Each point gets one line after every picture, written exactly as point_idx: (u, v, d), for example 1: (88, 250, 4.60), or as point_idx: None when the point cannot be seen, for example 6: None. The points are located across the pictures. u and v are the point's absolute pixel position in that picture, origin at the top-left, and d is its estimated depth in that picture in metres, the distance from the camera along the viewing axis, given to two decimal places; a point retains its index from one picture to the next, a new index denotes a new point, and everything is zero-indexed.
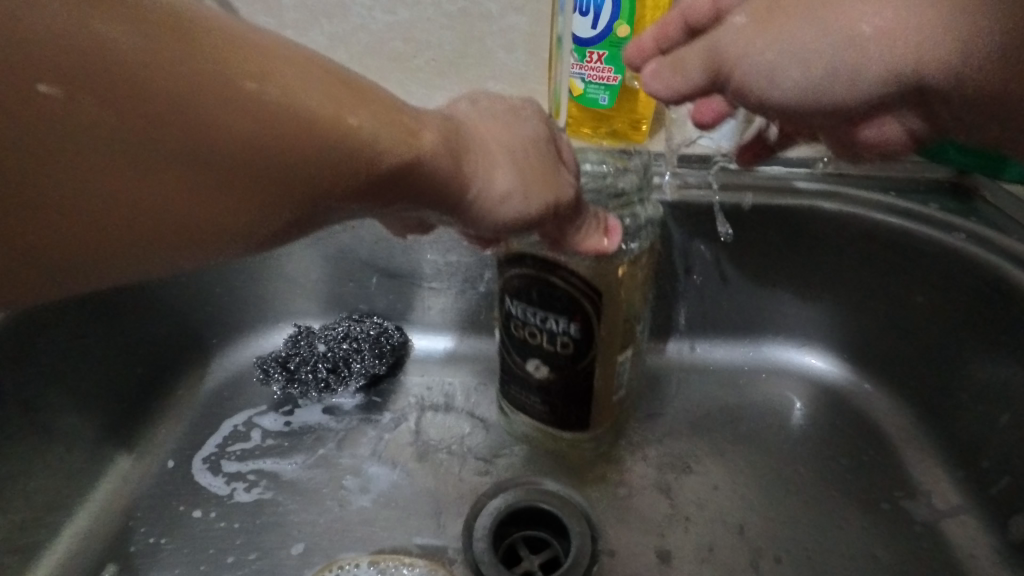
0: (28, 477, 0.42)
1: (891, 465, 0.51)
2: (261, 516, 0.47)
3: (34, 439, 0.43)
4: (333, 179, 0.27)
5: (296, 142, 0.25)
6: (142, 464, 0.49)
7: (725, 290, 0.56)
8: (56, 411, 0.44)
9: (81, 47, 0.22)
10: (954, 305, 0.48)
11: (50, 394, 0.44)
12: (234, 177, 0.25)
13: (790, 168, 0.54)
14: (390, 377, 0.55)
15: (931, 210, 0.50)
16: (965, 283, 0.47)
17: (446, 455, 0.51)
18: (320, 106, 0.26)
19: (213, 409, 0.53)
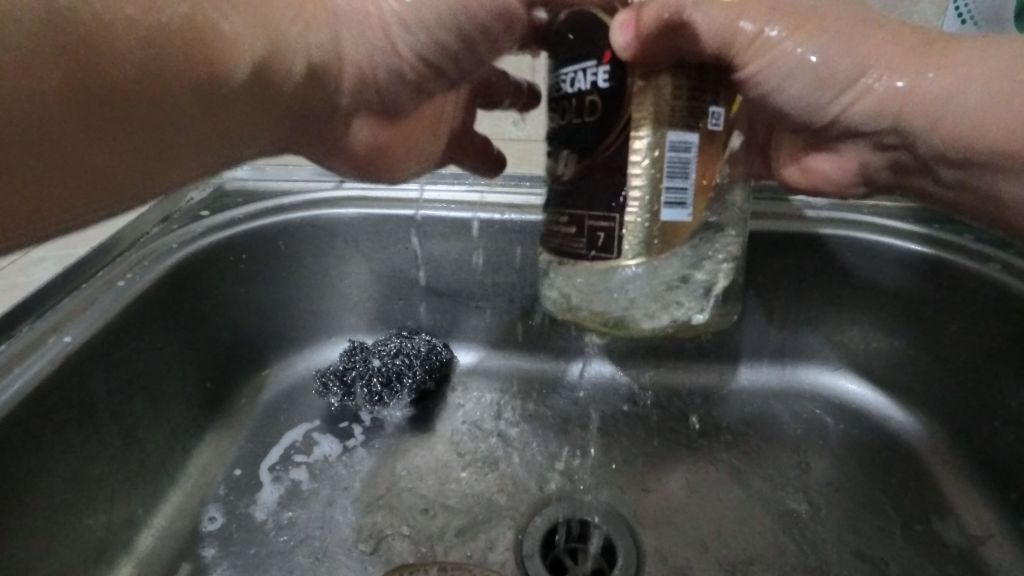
0: (113, 479, 0.45)
1: (927, 489, 0.52)
2: (323, 521, 0.50)
3: (119, 445, 0.45)
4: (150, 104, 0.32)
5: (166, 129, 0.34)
6: (210, 467, 0.52)
7: (760, 313, 0.58)
8: (139, 417, 0.47)
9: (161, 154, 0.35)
10: (996, 333, 0.49)
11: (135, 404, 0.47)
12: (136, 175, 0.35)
13: (827, 199, 0.56)
14: (439, 392, 0.58)
15: (967, 242, 0.52)
16: (1009, 314, 0.48)
17: (495, 467, 0.54)
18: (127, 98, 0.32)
19: (272, 419, 0.56)
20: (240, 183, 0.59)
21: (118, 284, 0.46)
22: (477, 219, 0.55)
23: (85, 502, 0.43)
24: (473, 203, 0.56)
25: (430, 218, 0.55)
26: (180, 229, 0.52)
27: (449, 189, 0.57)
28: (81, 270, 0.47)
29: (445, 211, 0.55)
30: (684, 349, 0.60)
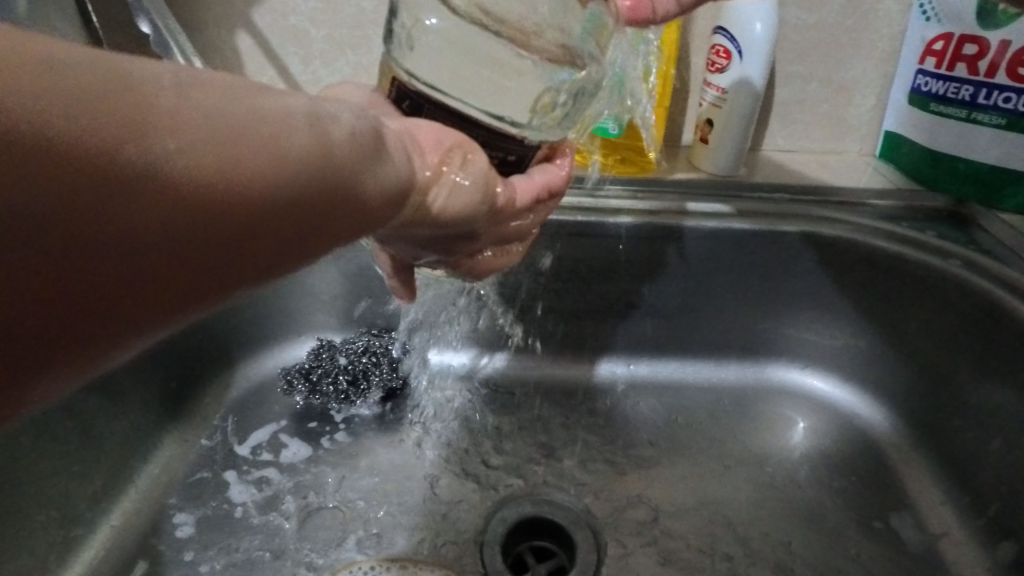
0: (68, 475, 0.45)
1: (890, 484, 0.52)
2: (284, 517, 0.49)
3: (76, 441, 0.45)
4: (194, 247, 0.21)
5: (150, 253, 0.20)
6: (173, 464, 0.52)
7: (728, 311, 0.58)
8: (96, 414, 0.47)
9: (190, 254, 0.21)
10: (959, 329, 0.49)
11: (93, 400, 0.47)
12: (165, 257, 0.20)
13: (794, 196, 0.57)
14: (407, 391, 0.58)
15: (930, 237, 0.52)
16: (970, 312, 0.48)
17: (459, 465, 0.54)
18: (161, 198, 0.20)
19: (240, 416, 0.56)
20: None
21: None
22: None
23: (37, 498, 0.42)
24: None
25: None
26: None
27: None
28: None
29: None
30: (654, 346, 0.60)
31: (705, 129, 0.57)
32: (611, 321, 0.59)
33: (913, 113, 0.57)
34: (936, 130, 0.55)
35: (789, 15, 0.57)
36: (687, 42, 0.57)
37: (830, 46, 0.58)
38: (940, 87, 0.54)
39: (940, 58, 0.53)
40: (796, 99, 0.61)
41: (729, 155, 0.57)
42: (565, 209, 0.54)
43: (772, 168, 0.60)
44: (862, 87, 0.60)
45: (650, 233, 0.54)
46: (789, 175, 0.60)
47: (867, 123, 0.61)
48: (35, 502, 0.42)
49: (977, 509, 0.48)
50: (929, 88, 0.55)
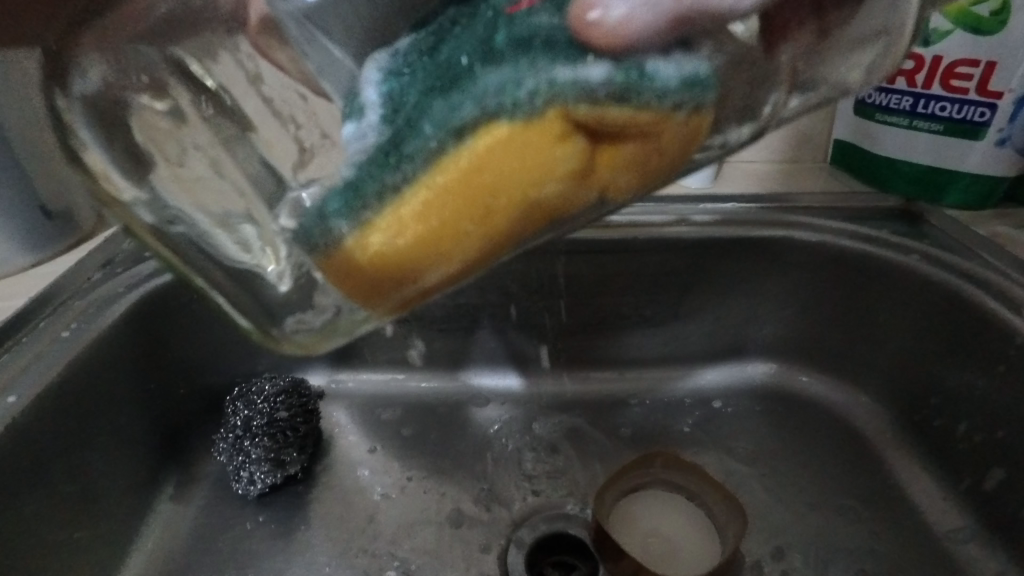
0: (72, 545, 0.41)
1: (876, 465, 0.55)
2: (299, 560, 0.48)
3: (73, 509, 0.41)
4: None
5: None
6: (175, 518, 0.49)
7: (709, 317, 0.61)
8: (93, 474, 0.43)
9: None
10: (925, 314, 0.53)
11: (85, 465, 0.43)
12: None
13: (763, 206, 0.60)
14: (377, 418, 0.59)
15: (887, 235, 0.57)
16: (945, 309, 0.52)
17: (472, 493, 0.54)
18: None
19: (201, 546, 0.48)
20: None
21: (64, 336, 0.43)
22: None
23: (43, 571, 0.39)
24: None
25: None
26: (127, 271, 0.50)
27: None
28: (21, 322, 0.43)
29: None
30: (645, 357, 0.62)
31: None
32: (605, 332, 0.61)
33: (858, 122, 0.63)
34: (883, 137, 0.61)
35: None
36: None
37: None
38: (882, 99, 0.59)
39: None
40: None
41: None
42: None
43: (739, 178, 0.65)
44: None
45: (639, 247, 0.57)
46: (756, 185, 0.64)
47: (819, 132, 0.67)
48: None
49: (953, 476, 0.51)
50: (872, 100, 0.60)
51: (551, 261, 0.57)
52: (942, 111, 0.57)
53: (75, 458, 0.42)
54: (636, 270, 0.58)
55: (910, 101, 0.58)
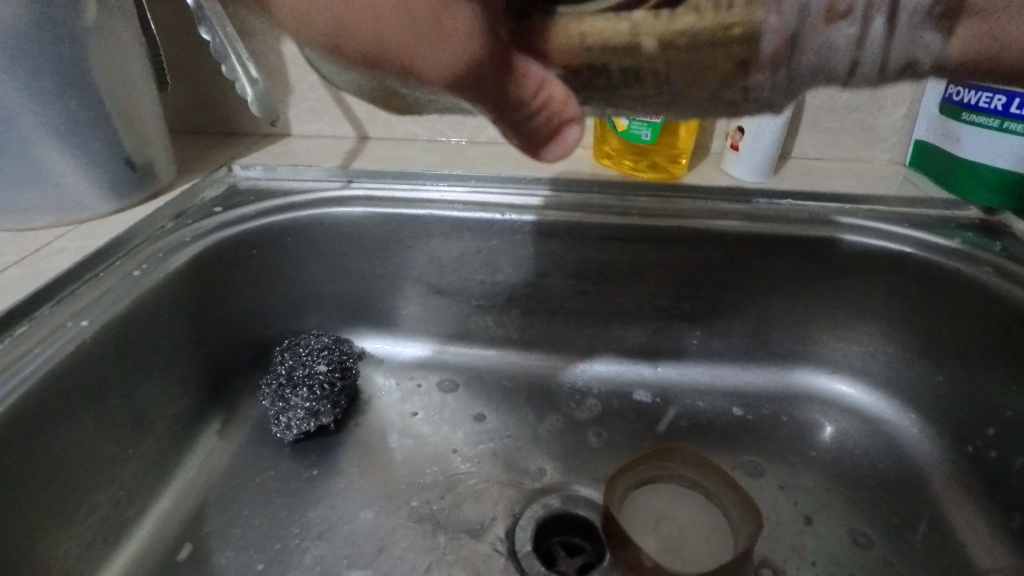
0: (121, 458, 0.46)
1: (920, 488, 0.51)
2: (321, 504, 0.51)
3: (125, 426, 0.46)
4: None
5: None
6: (216, 452, 0.54)
7: (752, 316, 0.58)
8: (147, 400, 0.48)
9: None
10: (993, 332, 0.49)
11: (141, 390, 0.48)
12: None
13: (823, 205, 0.57)
14: (410, 384, 0.61)
15: (958, 244, 0.53)
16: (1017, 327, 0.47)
17: (489, 464, 0.55)
18: None
19: (235, 480, 0.53)
20: (253, 182, 0.61)
21: (133, 274, 0.48)
22: (479, 218, 0.56)
23: (94, 477, 0.44)
24: (477, 201, 0.58)
25: (433, 217, 0.57)
26: (193, 224, 0.54)
27: (453, 190, 0.59)
28: (98, 259, 0.48)
29: (452, 211, 0.57)
30: (680, 352, 0.61)
31: (734, 136, 0.59)
32: (642, 322, 0.60)
33: (941, 122, 0.58)
34: (968, 139, 0.55)
35: None
36: None
37: None
38: (973, 96, 0.54)
39: None
40: (825, 108, 0.62)
41: (753, 157, 0.58)
42: (596, 211, 0.56)
43: (800, 175, 0.61)
44: (892, 97, 0.61)
45: (681, 238, 0.55)
46: (819, 183, 0.61)
47: (898, 133, 0.62)
48: (88, 479, 0.43)
49: (1004, 513, 0.47)
50: (961, 97, 0.55)
51: (590, 246, 0.57)
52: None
53: (133, 383, 0.47)
54: (678, 260, 0.57)
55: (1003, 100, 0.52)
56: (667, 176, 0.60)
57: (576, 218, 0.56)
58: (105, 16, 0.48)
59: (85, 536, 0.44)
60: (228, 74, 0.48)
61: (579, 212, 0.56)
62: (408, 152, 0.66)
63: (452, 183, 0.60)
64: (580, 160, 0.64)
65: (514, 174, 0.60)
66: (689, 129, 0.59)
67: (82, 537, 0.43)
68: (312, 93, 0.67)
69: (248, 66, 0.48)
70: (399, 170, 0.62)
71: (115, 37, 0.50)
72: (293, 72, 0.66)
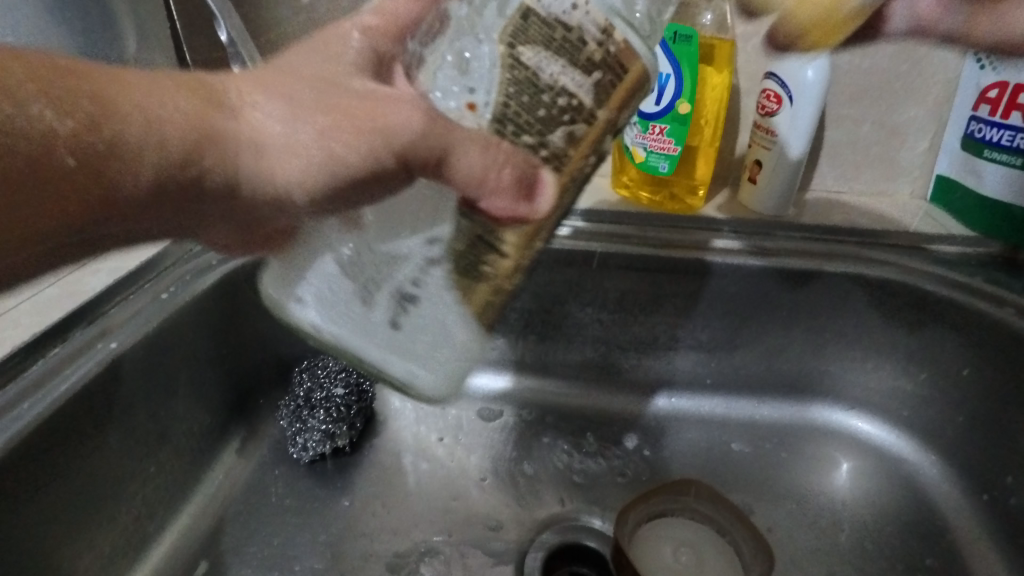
0: (143, 475, 0.48)
1: (938, 531, 0.51)
2: (334, 525, 0.52)
3: (148, 445, 0.48)
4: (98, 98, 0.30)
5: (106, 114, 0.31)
6: (235, 469, 0.55)
7: (769, 349, 0.58)
8: (170, 419, 0.49)
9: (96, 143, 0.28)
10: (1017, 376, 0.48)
11: (165, 409, 0.49)
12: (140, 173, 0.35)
13: (842, 239, 0.57)
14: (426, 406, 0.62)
15: (982, 283, 0.52)
16: None
17: (500, 491, 0.55)
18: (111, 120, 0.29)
19: (252, 498, 0.54)
20: None
21: (162, 296, 0.50)
22: None
23: (117, 494, 0.45)
24: None
25: None
26: None
27: None
28: (128, 281, 0.50)
29: None
30: (696, 382, 0.61)
31: (754, 168, 0.59)
32: (657, 352, 0.60)
33: (964, 158, 0.58)
34: (990, 176, 0.55)
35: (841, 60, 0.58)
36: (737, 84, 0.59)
37: (879, 94, 0.59)
38: (994, 133, 0.54)
39: (995, 106, 0.54)
40: (845, 141, 0.62)
41: (773, 189, 0.58)
42: (613, 241, 0.57)
43: (820, 208, 0.61)
44: (915, 130, 0.60)
45: (698, 270, 0.56)
46: (839, 216, 0.60)
47: (920, 166, 0.62)
48: (111, 496, 0.45)
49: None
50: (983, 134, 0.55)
51: (606, 276, 0.57)
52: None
53: (158, 403, 0.48)
54: (694, 292, 0.57)
55: None
56: (684, 206, 0.60)
57: (593, 247, 0.56)
58: None
59: (107, 551, 0.45)
60: None
61: (596, 242, 0.57)
62: None
63: None
64: (599, 188, 0.64)
65: None
66: (707, 161, 0.59)
67: (104, 553, 0.45)
68: None
69: None
70: None
71: None
72: None
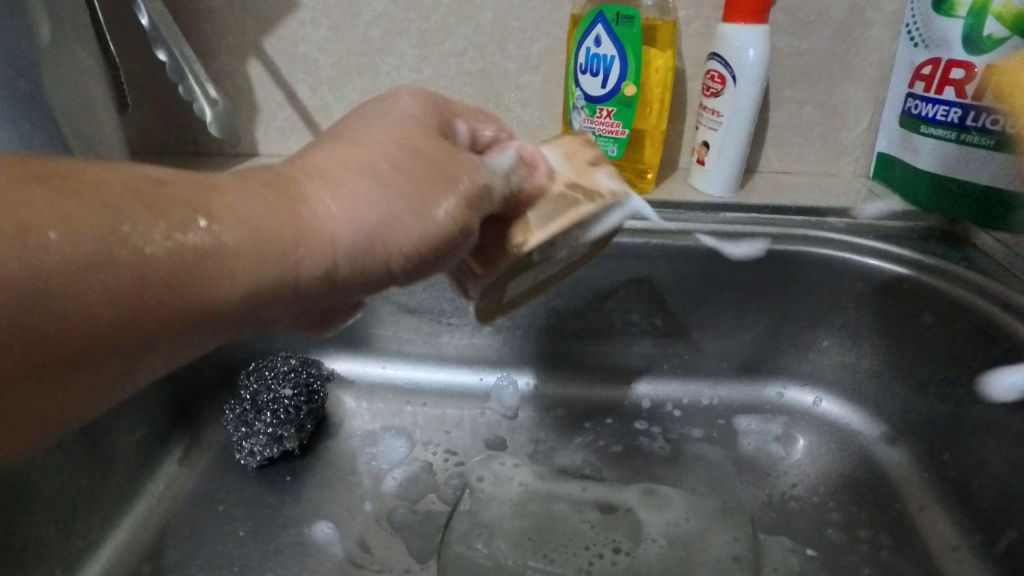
0: (52, 489, 0.45)
1: (891, 496, 0.52)
2: (281, 531, 0.49)
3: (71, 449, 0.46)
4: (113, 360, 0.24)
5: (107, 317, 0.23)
6: (178, 479, 0.53)
7: (721, 331, 0.59)
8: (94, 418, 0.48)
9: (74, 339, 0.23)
10: (969, 350, 0.49)
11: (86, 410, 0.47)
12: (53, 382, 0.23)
13: (788, 218, 0.58)
14: (380, 403, 0.61)
15: (907, 251, 0.54)
16: (981, 338, 0.48)
17: (507, 507, 0.50)
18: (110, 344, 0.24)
19: (195, 508, 0.51)
20: None
21: None
22: None
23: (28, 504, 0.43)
24: None
25: None
26: None
27: None
28: None
29: None
30: (657, 367, 0.61)
31: (701, 150, 0.59)
32: (612, 337, 0.60)
33: (903, 135, 0.59)
34: (927, 151, 0.56)
35: (780, 42, 0.59)
36: (681, 69, 0.59)
37: (821, 72, 0.60)
38: (930, 109, 0.55)
39: (928, 82, 0.55)
40: (788, 122, 0.62)
41: (720, 171, 0.58)
42: None
43: (768, 188, 0.62)
44: (854, 110, 0.62)
45: (645, 253, 0.56)
46: (787, 196, 0.61)
47: (863, 146, 0.63)
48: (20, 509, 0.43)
49: (976, 525, 0.48)
50: (919, 110, 0.56)
51: None
52: (928, 121, 0.55)
53: None
54: (648, 275, 0.56)
55: (959, 112, 0.53)
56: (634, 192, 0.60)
57: None
58: (58, 37, 0.47)
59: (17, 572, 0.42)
60: (184, 91, 0.47)
61: None
62: None
63: None
64: None
65: None
66: (657, 144, 0.59)
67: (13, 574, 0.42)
68: (280, 114, 0.66)
69: (206, 85, 0.48)
70: None
71: (70, 57, 0.49)
72: (258, 89, 0.65)
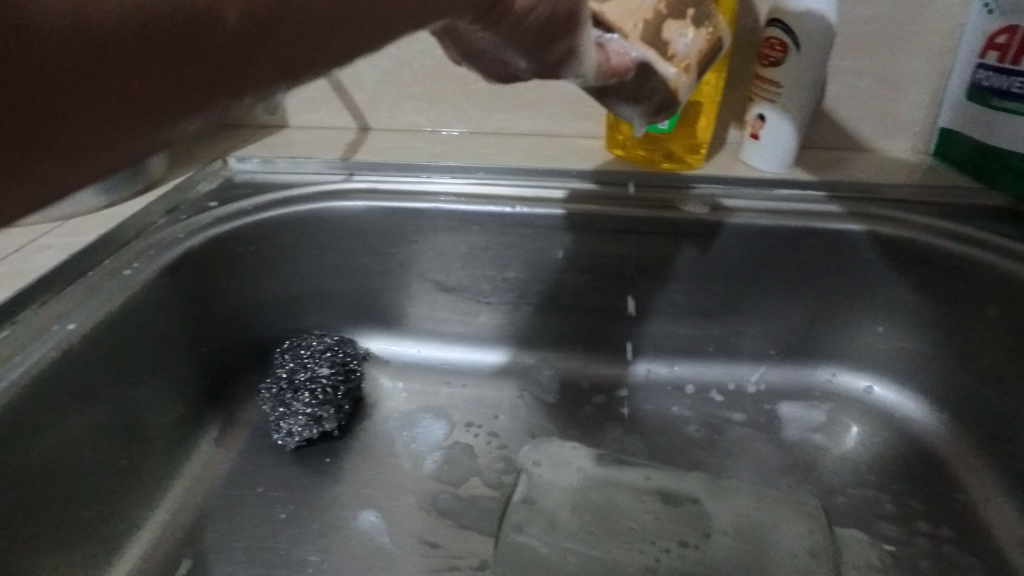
0: (93, 468, 0.43)
1: (950, 486, 0.50)
2: (322, 514, 0.48)
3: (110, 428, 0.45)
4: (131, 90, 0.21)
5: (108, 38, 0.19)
6: (214, 460, 0.52)
7: (770, 313, 0.57)
8: (133, 396, 0.46)
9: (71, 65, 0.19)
10: None
11: (126, 388, 0.46)
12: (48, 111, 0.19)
13: (845, 195, 0.55)
14: (415, 383, 0.59)
15: (973, 230, 0.51)
16: None
17: (562, 497, 0.49)
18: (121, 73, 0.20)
19: (234, 489, 0.50)
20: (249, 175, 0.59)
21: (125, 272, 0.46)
22: (489, 215, 0.54)
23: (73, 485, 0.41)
24: (485, 195, 0.55)
25: (439, 211, 0.55)
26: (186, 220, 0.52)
27: (455, 183, 0.57)
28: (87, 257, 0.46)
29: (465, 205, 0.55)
30: (702, 349, 0.58)
31: (755, 124, 0.56)
32: (657, 319, 0.58)
33: (970, 108, 0.55)
34: (997, 126, 0.53)
35: (842, 9, 0.56)
36: (735, 37, 0.56)
37: (883, 42, 0.57)
38: (1001, 81, 0.52)
39: (1002, 51, 0.52)
40: (844, 95, 0.59)
41: (774, 146, 0.56)
42: (614, 203, 0.54)
43: (822, 164, 0.59)
44: (916, 82, 0.58)
45: (695, 232, 0.53)
46: (842, 172, 0.58)
47: (922, 120, 0.60)
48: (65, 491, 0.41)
49: None
50: (989, 82, 0.53)
51: (605, 242, 0.54)
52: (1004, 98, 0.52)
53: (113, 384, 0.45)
54: (698, 254, 0.54)
55: None
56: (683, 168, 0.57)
57: (591, 211, 0.53)
58: None
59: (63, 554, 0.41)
60: None
61: (600, 206, 0.54)
62: (409, 142, 0.63)
63: (457, 176, 0.58)
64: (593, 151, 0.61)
65: (523, 167, 0.58)
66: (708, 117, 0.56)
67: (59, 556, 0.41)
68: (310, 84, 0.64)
69: None
70: (403, 163, 0.59)
71: None
72: None
